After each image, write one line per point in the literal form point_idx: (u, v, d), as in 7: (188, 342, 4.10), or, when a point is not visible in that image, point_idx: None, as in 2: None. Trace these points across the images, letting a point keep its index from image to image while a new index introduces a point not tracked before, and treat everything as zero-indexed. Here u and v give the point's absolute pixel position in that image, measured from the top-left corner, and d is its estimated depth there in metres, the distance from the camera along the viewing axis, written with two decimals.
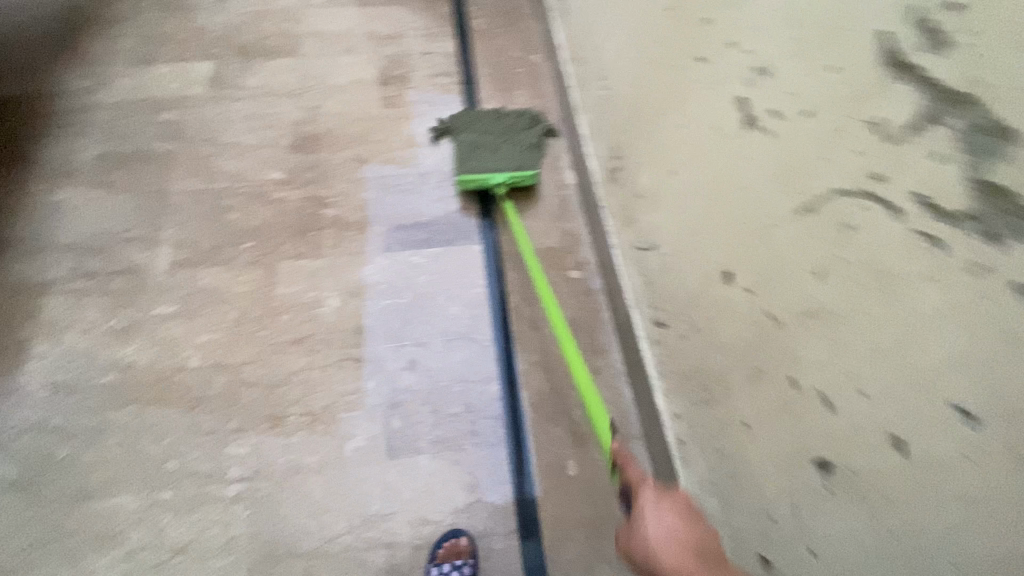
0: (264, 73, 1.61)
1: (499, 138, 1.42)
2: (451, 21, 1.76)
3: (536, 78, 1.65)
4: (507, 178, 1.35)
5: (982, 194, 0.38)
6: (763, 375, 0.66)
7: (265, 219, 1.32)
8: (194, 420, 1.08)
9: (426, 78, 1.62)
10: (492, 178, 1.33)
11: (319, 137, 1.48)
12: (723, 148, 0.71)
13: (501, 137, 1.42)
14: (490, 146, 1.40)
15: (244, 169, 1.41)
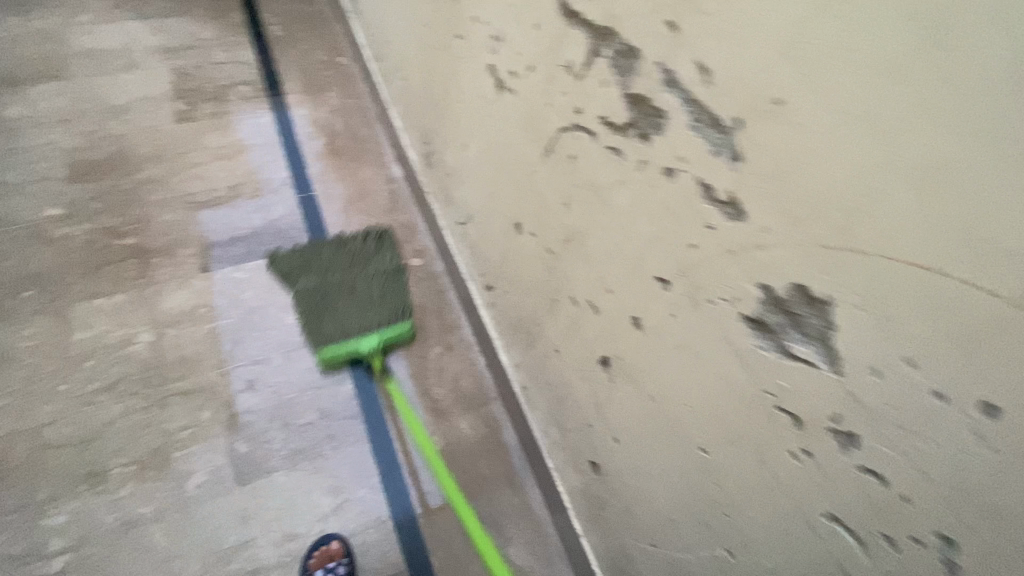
0: (21, 101, 1.40)
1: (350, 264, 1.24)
2: (245, 28, 1.68)
3: (347, 79, 1.64)
4: (380, 340, 1.14)
5: (632, 104, 0.48)
6: (557, 303, 0.75)
7: (46, 262, 1.16)
8: None
9: (226, 89, 1.53)
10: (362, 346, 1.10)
11: (103, 164, 1.32)
12: (491, 111, 0.79)
13: (352, 262, 1.24)
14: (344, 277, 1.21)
15: (9, 210, 1.22)
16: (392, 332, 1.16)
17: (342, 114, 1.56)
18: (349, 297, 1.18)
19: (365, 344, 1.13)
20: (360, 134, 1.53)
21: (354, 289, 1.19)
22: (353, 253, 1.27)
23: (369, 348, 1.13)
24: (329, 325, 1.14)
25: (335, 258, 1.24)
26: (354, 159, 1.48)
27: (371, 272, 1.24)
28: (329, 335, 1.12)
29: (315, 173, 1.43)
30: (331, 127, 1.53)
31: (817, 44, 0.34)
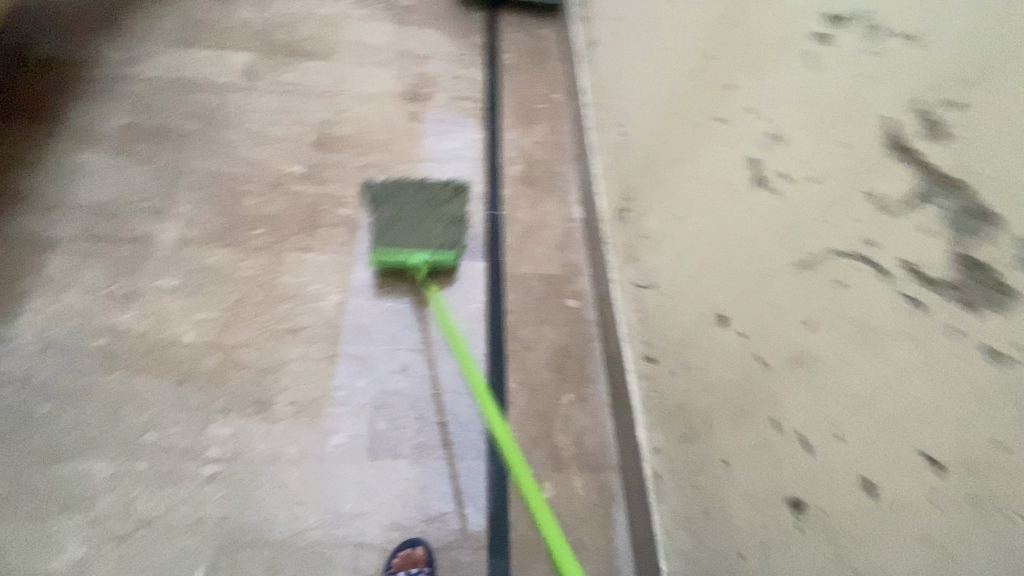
0: (296, 71, 1.66)
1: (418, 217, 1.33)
2: (482, 52, 1.86)
3: (557, 116, 1.73)
4: (428, 258, 1.27)
5: (965, 268, 0.43)
6: (747, 415, 0.69)
7: (279, 209, 1.36)
8: (179, 395, 1.08)
9: (453, 101, 1.70)
10: (408, 261, 1.24)
11: (343, 139, 1.53)
12: (732, 201, 0.76)
13: (428, 194, 1.36)
14: (410, 220, 1.31)
15: (265, 158, 1.45)
16: (440, 255, 1.29)
17: (544, 146, 1.65)
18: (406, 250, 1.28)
19: (414, 257, 1.26)
20: (555, 169, 1.60)
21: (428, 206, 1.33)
22: (434, 191, 1.38)
23: (417, 259, 1.26)
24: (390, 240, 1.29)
25: (415, 195, 1.35)
26: (542, 190, 1.55)
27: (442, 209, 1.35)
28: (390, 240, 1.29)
29: (506, 195, 1.52)
30: (530, 156, 1.62)
31: None
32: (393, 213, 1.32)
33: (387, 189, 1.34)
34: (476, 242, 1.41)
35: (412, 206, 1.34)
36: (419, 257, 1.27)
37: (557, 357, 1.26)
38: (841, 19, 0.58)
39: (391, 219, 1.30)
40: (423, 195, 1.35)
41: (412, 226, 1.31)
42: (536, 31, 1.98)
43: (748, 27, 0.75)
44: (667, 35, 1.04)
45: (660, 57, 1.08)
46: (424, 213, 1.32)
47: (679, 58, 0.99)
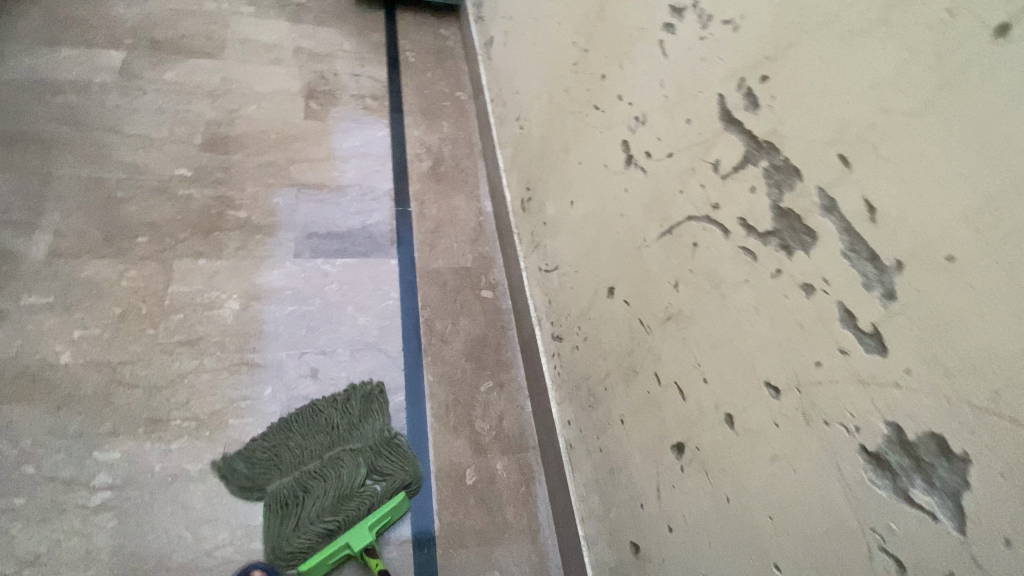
0: (178, 70, 1.56)
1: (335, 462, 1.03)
2: (382, 51, 1.85)
3: (462, 113, 1.76)
4: (372, 533, 0.97)
5: (781, 216, 0.50)
6: (635, 375, 0.75)
7: (166, 215, 1.27)
8: (58, 421, 0.98)
9: (354, 99, 1.67)
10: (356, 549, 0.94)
11: (235, 140, 1.46)
12: (611, 180, 0.82)
13: (329, 442, 1.05)
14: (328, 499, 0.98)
15: (147, 163, 1.35)
16: (387, 512, 1.00)
17: (450, 143, 1.67)
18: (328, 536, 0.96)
19: (359, 543, 0.95)
20: (462, 165, 1.63)
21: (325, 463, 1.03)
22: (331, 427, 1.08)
23: (361, 547, 0.95)
24: (311, 529, 0.96)
25: (314, 442, 1.05)
26: (450, 186, 1.56)
27: (350, 435, 1.07)
28: (310, 547, 0.95)
29: (414, 192, 1.52)
30: (437, 153, 1.63)
31: (1013, 211, 0.34)
32: (305, 511, 0.98)
33: (269, 443, 1.03)
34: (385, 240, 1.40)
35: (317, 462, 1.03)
36: (363, 541, 0.96)
37: (473, 346, 1.28)
38: (681, 10, 0.65)
39: (293, 499, 0.98)
40: (311, 437, 1.05)
41: (327, 491, 1.00)
42: (437, 30, 1.99)
43: (614, 20, 0.82)
44: (550, 31, 1.10)
45: (545, 51, 1.13)
46: (332, 471, 1.02)
47: (560, 51, 1.04)
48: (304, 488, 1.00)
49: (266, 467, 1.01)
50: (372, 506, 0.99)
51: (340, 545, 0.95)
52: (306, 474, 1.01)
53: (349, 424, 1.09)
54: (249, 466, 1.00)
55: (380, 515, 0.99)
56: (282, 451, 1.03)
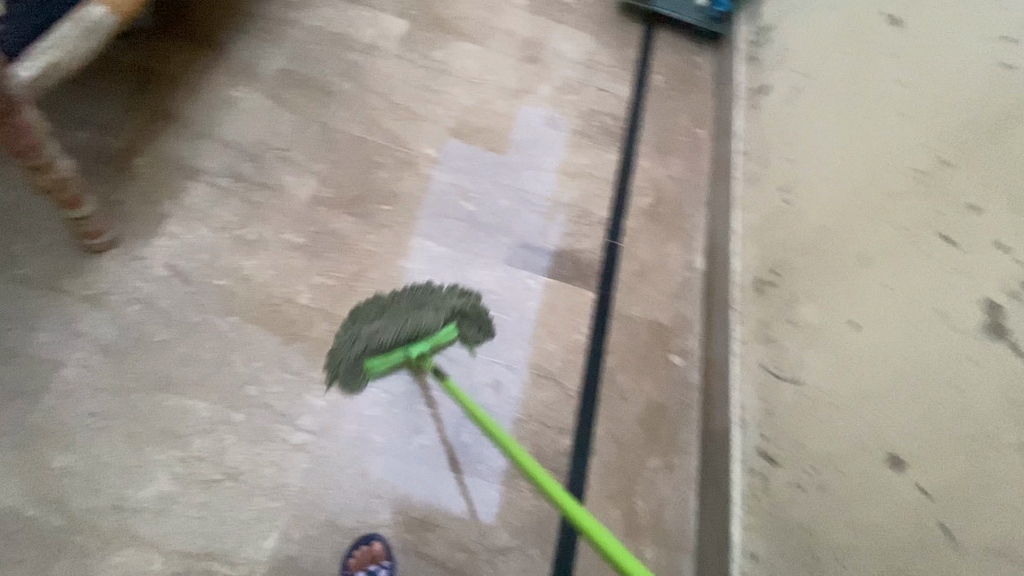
0: (448, 50, 1.64)
1: (416, 301, 1.15)
2: (633, 68, 1.77)
3: (696, 153, 1.62)
4: (427, 347, 1.09)
5: None
6: (908, 570, 0.71)
7: (408, 191, 1.36)
8: (284, 355, 1.09)
9: (595, 113, 1.63)
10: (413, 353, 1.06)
11: (480, 132, 1.50)
12: (944, 352, 0.74)
13: (418, 296, 1.16)
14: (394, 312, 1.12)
15: (404, 135, 1.44)
16: (440, 335, 1.11)
17: (677, 183, 1.55)
18: (392, 341, 1.08)
19: (416, 351, 1.07)
20: (684, 210, 1.50)
21: (415, 307, 1.13)
22: (425, 291, 1.17)
23: (415, 352, 1.07)
24: (382, 339, 1.08)
25: (406, 301, 1.15)
26: (667, 230, 1.45)
27: (439, 304, 1.15)
28: (376, 348, 1.08)
29: (630, 226, 1.44)
30: (661, 189, 1.52)
31: None
32: (380, 325, 1.10)
33: (381, 304, 1.14)
34: (589, 270, 1.34)
35: (404, 309, 1.14)
36: (418, 347, 1.08)
37: (650, 415, 1.18)
38: None
39: (378, 323, 1.10)
40: (408, 294, 1.16)
41: (406, 316, 1.11)
42: (692, 57, 1.86)
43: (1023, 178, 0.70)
44: (877, 127, 0.99)
45: (862, 146, 1.00)
46: (417, 315, 1.11)
47: (895, 161, 0.92)
48: (388, 317, 1.11)
49: (364, 317, 1.12)
50: (432, 327, 1.10)
51: (400, 349, 1.08)
52: (390, 310, 1.13)
53: (443, 296, 1.16)
54: (365, 313, 1.12)
55: (435, 336, 1.11)
56: (383, 304, 1.14)
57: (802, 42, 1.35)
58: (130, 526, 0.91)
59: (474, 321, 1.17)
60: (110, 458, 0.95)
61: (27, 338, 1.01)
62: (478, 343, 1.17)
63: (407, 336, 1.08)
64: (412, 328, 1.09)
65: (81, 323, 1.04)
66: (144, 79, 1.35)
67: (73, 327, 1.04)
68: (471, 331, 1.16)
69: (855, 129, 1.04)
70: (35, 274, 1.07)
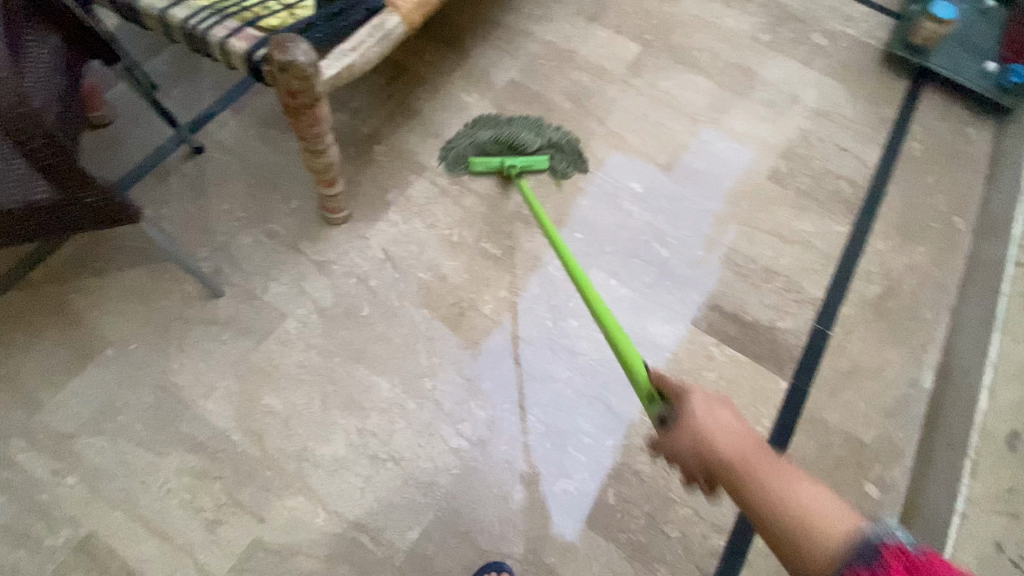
0: (676, 81, 1.56)
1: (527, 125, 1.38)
2: (888, 128, 1.52)
3: (950, 245, 1.34)
4: (521, 164, 1.32)
5: None
6: None
7: (606, 224, 1.33)
8: (460, 359, 1.13)
9: (830, 174, 1.42)
10: (504, 161, 1.30)
11: (693, 174, 1.41)
12: None
13: (532, 128, 1.37)
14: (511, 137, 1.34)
15: (614, 165, 1.41)
16: (535, 161, 1.33)
17: (917, 276, 1.30)
18: (486, 141, 1.34)
19: (508, 161, 1.31)
20: (920, 311, 1.25)
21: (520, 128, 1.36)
22: (540, 127, 1.38)
23: (508, 163, 1.31)
24: (487, 144, 1.34)
25: (516, 122, 1.38)
26: (892, 331, 1.22)
27: (544, 136, 1.36)
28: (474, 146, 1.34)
29: (845, 315, 1.23)
30: (895, 280, 1.29)
31: None
32: (486, 132, 1.35)
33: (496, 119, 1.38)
34: (785, 356, 1.19)
35: (509, 124, 1.38)
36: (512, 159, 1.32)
37: None
38: None
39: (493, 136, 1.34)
40: (519, 119, 1.38)
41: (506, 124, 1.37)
42: (966, 128, 1.55)
43: None
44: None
45: None
46: (518, 132, 1.35)
47: None
48: (493, 126, 1.36)
49: (481, 124, 1.38)
50: (529, 147, 1.33)
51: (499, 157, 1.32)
52: (497, 122, 1.38)
53: (547, 130, 1.37)
54: (479, 121, 1.39)
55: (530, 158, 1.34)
56: (498, 121, 1.39)
57: None
58: (307, 475, 1.03)
59: (566, 158, 1.38)
60: (305, 410, 1.08)
61: (266, 286, 1.19)
62: (565, 176, 1.37)
63: (504, 143, 1.33)
64: (506, 136, 1.33)
65: (307, 283, 1.19)
66: (397, 74, 1.50)
67: (302, 286, 1.19)
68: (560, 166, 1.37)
69: None
70: (284, 231, 1.24)
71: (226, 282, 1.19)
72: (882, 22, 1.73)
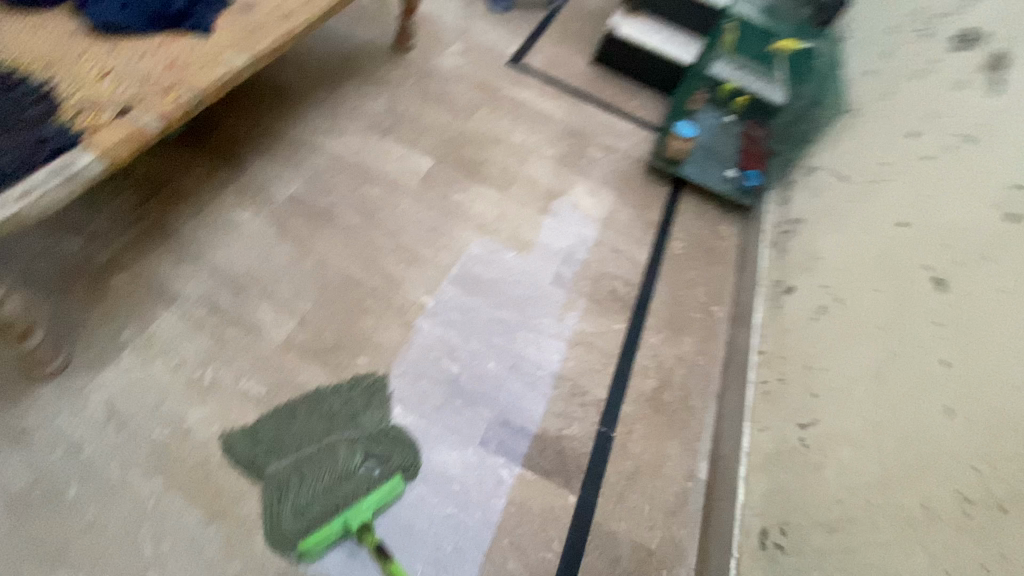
0: (466, 193, 1.61)
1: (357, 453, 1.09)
2: (655, 229, 1.70)
3: (711, 333, 1.49)
4: (366, 516, 1.01)
5: None
6: None
7: (391, 343, 1.26)
8: (200, 537, 0.95)
9: (608, 276, 1.54)
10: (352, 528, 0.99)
11: (482, 284, 1.43)
12: None
13: (329, 430, 1.10)
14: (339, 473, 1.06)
15: (402, 280, 1.38)
16: (382, 498, 1.04)
17: (687, 366, 1.41)
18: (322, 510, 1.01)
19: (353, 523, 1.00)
20: (691, 400, 1.35)
21: (323, 441, 1.09)
22: (340, 423, 1.12)
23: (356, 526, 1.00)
24: (306, 506, 1.01)
25: (309, 429, 1.10)
26: (668, 424, 1.29)
27: (355, 437, 1.11)
28: (298, 518, 1.00)
29: (627, 413, 1.28)
30: (668, 372, 1.38)
31: None
32: (294, 482, 1.03)
33: (278, 441, 1.06)
34: (572, 467, 1.18)
35: (305, 438, 1.08)
36: (359, 517, 1.01)
37: None
38: None
39: (297, 481, 1.03)
40: (311, 421, 1.10)
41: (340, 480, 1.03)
42: (717, 225, 1.78)
43: None
44: (922, 408, 0.88)
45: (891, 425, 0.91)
46: (328, 457, 1.07)
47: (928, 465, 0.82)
48: (295, 467, 1.05)
49: (272, 462, 1.04)
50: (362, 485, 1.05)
51: (338, 522, 1.00)
52: (293, 451, 1.07)
53: (353, 423, 1.12)
54: (254, 448, 1.05)
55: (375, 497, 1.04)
56: (285, 442, 1.07)
57: (838, 252, 1.26)
58: None
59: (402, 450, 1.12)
60: None
61: None
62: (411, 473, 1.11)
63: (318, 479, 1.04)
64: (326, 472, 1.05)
65: None
66: (153, 191, 1.34)
67: None
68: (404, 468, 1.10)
69: (892, 393, 0.93)
70: None
71: None
72: (646, 136, 1.99)
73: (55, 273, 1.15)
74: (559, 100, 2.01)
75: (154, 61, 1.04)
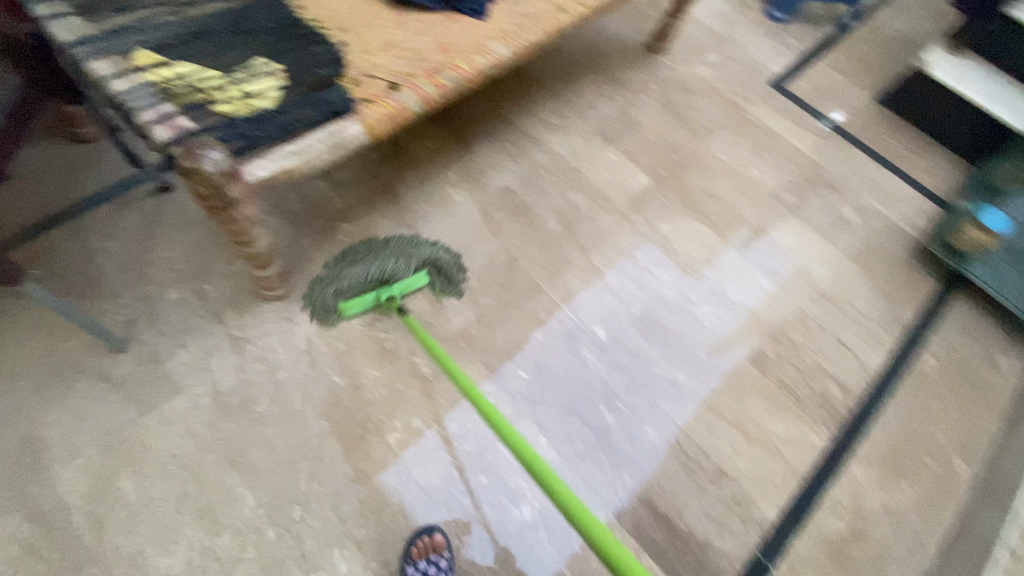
0: (678, 226, 1.45)
1: (402, 249, 1.22)
2: (901, 331, 1.35)
3: (941, 493, 1.15)
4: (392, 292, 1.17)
5: None
6: None
7: (555, 368, 1.20)
8: (342, 491, 1.02)
9: (820, 372, 1.26)
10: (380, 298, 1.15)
11: (665, 334, 1.28)
12: None
13: (396, 246, 1.23)
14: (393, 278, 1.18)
15: (585, 304, 1.29)
16: (409, 284, 1.19)
17: (893, 522, 1.10)
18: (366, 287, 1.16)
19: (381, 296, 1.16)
20: (886, 568, 1.06)
21: (388, 254, 1.20)
22: (408, 247, 1.23)
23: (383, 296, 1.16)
24: (356, 286, 1.16)
25: (383, 245, 1.23)
26: None
27: (415, 258, 1.22)
28: (344, 287, 1.16)
29: (795, 550, 1.06)
30: (865, 521, 1.10)
31: None
32: (352, 273, 1.17)
33: (357, 251, 1.21)
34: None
35: (379, 250, 1.22)
36: (387, 291, 1.16)
37: None
38: None
39: (355, 276, 1.16)
40: (391, 244, 1.23)
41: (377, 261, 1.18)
42: (995, 353, 1.35)
43: None
44: None
45: None
46: (385, 263, 1.18)
47: None
48: (359, 262, 1.19)
49: (344, 257, 1.20)
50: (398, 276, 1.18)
51: (371, 295, 1.16)
52: (363, 254, 1.21)
53: (417, 248, 1.23)
54: (340, 258, 1.21)
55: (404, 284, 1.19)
56: (361, 250, 1.21)
57: None
58: None
59: (446, 280, 1.24)
60: (158, 507, 0.98)
61: (173, 352, 1.11)
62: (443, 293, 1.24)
63: (374, 278, 1.17)
64: (380, 270, 1.17)
65: (216, 359, 1.11)
66: (391, 152, 1.44)
67: (208, 361, 1.11)
68: (439, 284, 1.24)
69: None
70: (214, 294, 1.18)
71: (135, 337, 1.12)
72: (925, 210, 1.57)
73: (301, 208, 1.31)
74: (819, 139, 1.68)
75: (430, 40, 1.06)
